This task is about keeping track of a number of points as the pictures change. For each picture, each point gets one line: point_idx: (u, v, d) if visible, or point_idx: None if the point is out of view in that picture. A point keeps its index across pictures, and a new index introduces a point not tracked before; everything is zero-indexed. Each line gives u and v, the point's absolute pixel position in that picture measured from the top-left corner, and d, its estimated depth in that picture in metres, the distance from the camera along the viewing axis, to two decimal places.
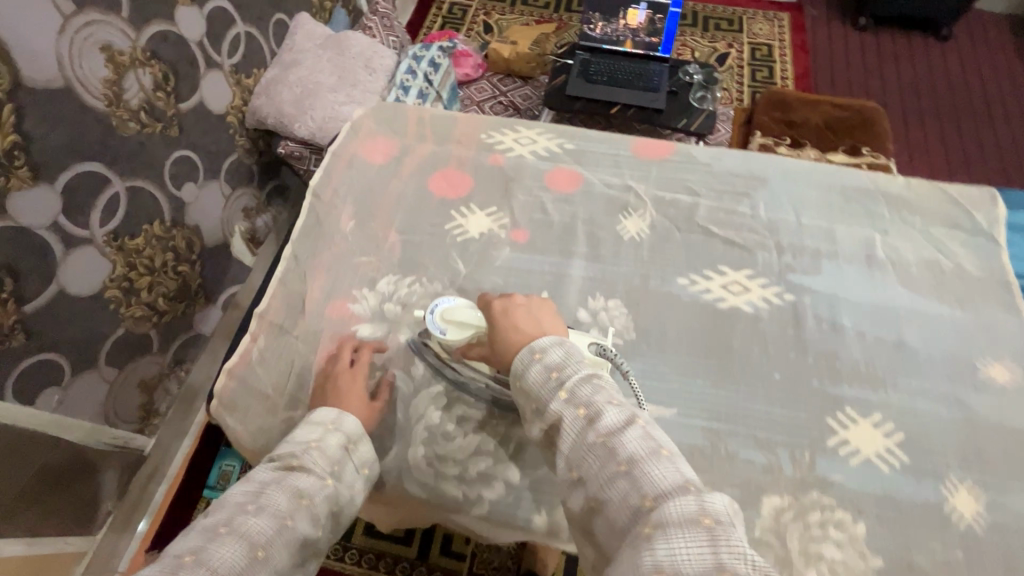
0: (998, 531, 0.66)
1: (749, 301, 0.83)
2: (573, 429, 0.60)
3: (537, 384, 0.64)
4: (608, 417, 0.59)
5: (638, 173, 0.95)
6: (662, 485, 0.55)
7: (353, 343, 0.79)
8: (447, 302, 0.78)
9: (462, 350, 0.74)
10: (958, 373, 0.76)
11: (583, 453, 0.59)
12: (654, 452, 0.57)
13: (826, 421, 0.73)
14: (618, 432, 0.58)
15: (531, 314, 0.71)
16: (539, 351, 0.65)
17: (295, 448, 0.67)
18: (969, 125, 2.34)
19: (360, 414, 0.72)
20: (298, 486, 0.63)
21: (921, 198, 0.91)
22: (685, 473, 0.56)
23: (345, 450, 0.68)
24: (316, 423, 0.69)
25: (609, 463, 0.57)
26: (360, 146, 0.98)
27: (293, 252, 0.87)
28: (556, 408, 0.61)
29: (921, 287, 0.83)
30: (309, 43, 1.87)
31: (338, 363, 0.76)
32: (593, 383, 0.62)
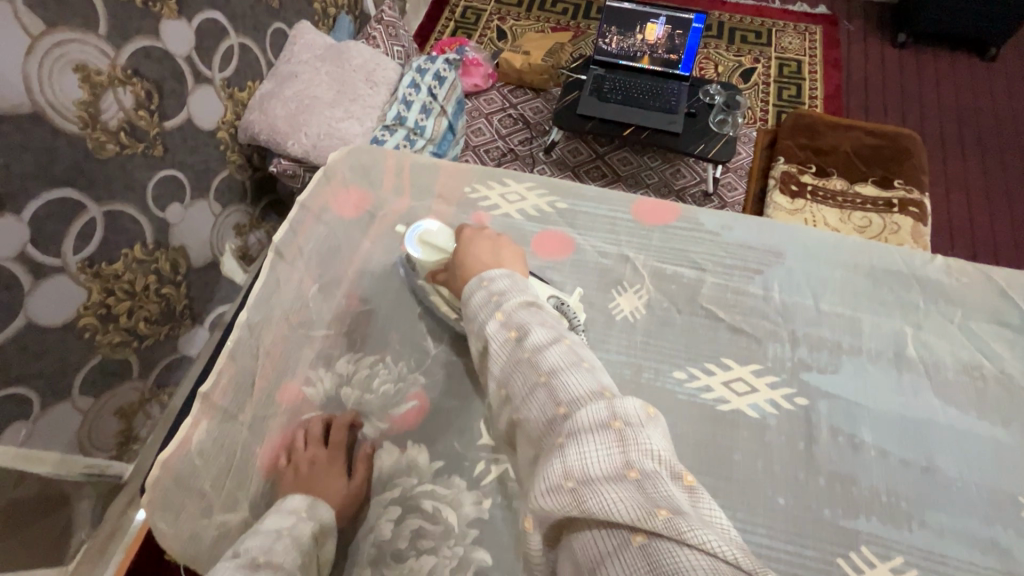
0: None
1: (755, 403, 0.72)
2: (503, 351, 0.62)
3: (477, 308, 0.67)
4: (536, 335, 0.61)
5: (637, 240, 0.84)
6: (576, 391, 0.55)
7: (324, 419, 0.72)
8: (430, 226, 0.81)
9: (434, 274, 0.78)
10: (999, 512, 0.65)
11: (512, 372, 0.60)
12: (575, 365, 0.58)
13: (837, 565, 0.62)
14: (543, 349, 0.60)
15: (496, 247, 0.75)
16: (486, 280, 0.68)
17: (264, 540, 0.59)
18: (1014, 157, 2.16)
19: (334, 497, 0.66)
20: None
21: (962, 286, 0.79)
22: (599, 380, 0.56)
23: (315, 543, 0.62)
24: (287, 510, 0.63)
25: (533, 378, 0.58)
26: (332, 196, 0.89)
27: (247, 320, 0.78)
28: (491, 328, 0.64)
29: (958, 398, 0.72)
30: (308, 54, 1.78)
31: (313, 445, 0.69)
32: (527, 309, 0.64)
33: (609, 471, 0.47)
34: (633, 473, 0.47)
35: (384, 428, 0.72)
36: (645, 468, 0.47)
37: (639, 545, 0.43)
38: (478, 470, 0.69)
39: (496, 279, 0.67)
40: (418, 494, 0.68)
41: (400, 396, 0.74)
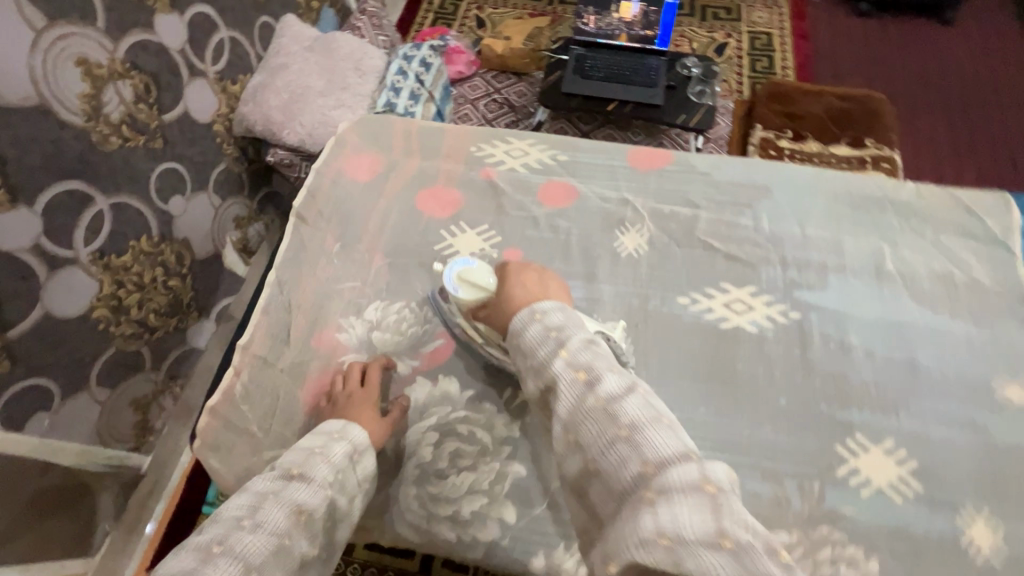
0: (1015, 563, 0.64)
1: (754, 319, 0.79)
2: (570, 395, 0.55)
3: (534, 344, 0.61)
4: (609, 382, 0.54)
5: (635, 185, 0.91)
6: (663, 453, 0.48)
7: (360, 365, 0.75)
8: (467, 263, 0.78)
9: (472, 311, 0.75)
10: (975, 395, 0.73)
11: (581, 417, 0.53)
12: (657, 419, 0.51)
13: (835, 450, 0.70)
14: (619, 399, 0.53)
15: (542, 280, 0.72)
16: (539, 313, 0.63)
17: (297, 456, 0.64)
18: (976, 112, 2.27)
19: (372, 429, 0.69)
20: (298, 499, 0.59)
21: (930, 206, 0.87)
22: (685, 439, 0.50)
23: (350, 461, 0.65)
24: (322, 432, 0.67)
25: (609, 429, 0.51)
26: (345, 162, 0.94)
27: (277, 278, 0.83)
28: (556, 367, 0.57)
29: (933, 302, 0.80)
30: (296, 46, 1.81)
31: (349, 385, 0.73)
32: (591, 348, 0.58)
33: (702, 539, 0.42)
34: (728, 543, 0.41)
35: (415, 364, 0.77)
36: (741, 538, 0.42)
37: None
38: (507, 396, 0.75)
39: (551, 312, 0.62)
40: (453, 420, 0.73)
41: (428, 336, 0.79)
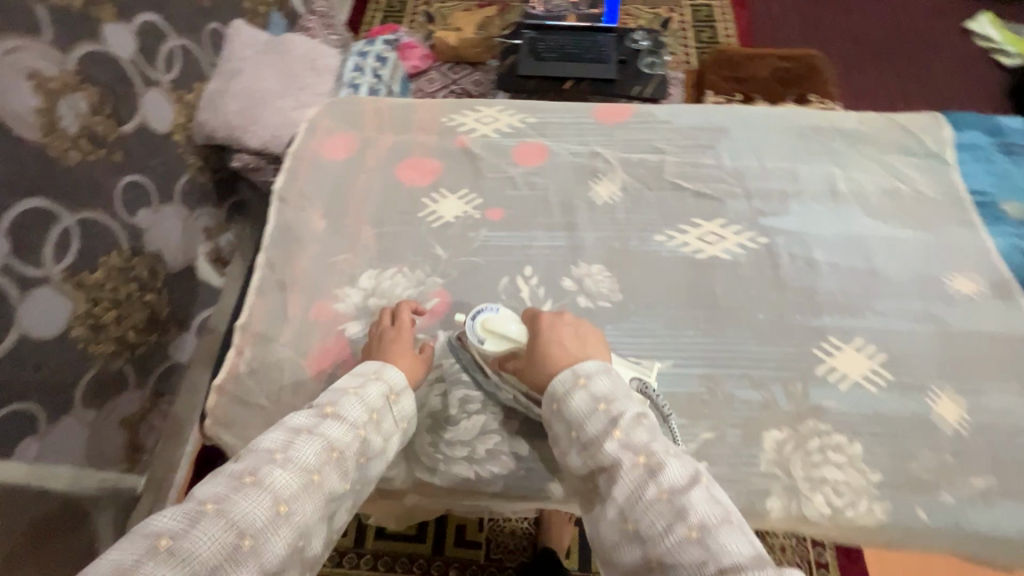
0: (980, 430, 0.71)
1: (727, 248, 0.85)
2: (631, 480, 0.56)
3: (582, 418, 0.62)
4: (672, 473, 0.55)
5: (602, 139, 0.96)
6: (735, 555, 0.49)
7: (391, 309, 0.78)
8: (490, 310, 0.74)
9: (501, 362, 0.72)
10: (930, 291, 0.80)
11: (642, 508, 0.54)
12: (723, 518, 0.52)
13: (813, 353, 0.76)
14: (683, 491, 0.54)
15: (577, 334, 0.70)
16: (583, 377, 0.63)
17: (332, 396, 0.65)
18: (906, 62, 2.41)
19: (407, 368, 0.71)
20: (330, 437, 0.60)
21: (874, 130, 0.94)
22: (754, 537, 0.50)
23: (386, 400, 0.67)
24: (359, 373, 0.69)
25: (675, 524, 0.52)
26: (321, 144, 0.96)
27: (267, 260, 0.85)
28: (611, 449, 0.58)
29: (884, 214, 0.87)
30: (249, 50, 1.80)
31: (383, 327, 0.76)
32: (645, 424, 0.59)
33: None
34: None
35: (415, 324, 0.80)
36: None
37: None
38: None
39: (596, 379, 0.63)
40: (457, 369, 0.76)
41: (424, 297, 0.82)
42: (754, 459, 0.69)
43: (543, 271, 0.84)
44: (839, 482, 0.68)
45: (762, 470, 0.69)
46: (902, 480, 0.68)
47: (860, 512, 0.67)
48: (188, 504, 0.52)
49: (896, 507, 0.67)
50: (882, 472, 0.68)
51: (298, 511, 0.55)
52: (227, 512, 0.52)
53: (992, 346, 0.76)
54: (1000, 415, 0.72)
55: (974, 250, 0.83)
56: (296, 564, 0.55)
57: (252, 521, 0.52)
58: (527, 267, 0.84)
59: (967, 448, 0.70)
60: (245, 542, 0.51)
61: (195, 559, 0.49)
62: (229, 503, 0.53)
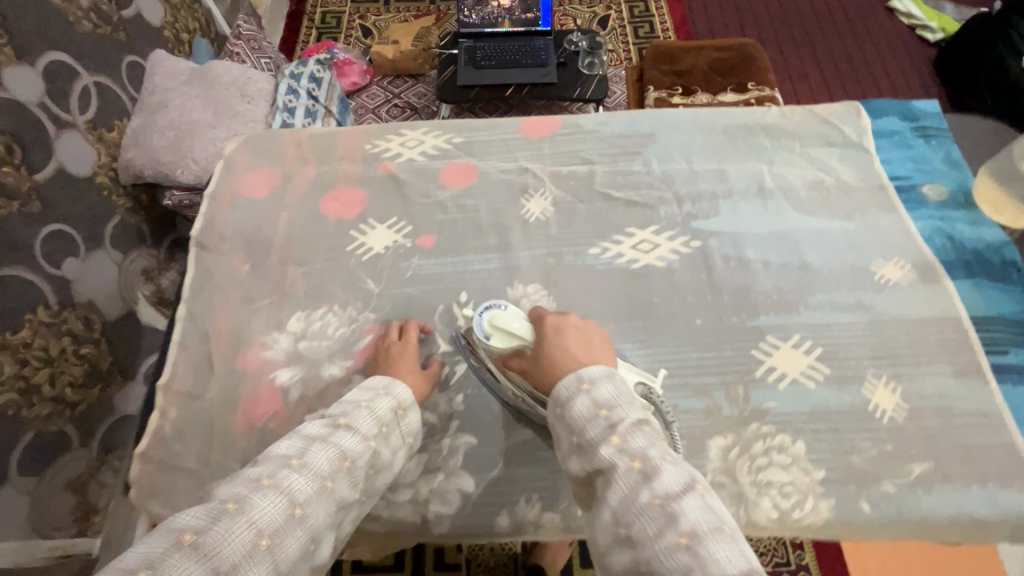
0: (916, 416, 0.72)
1: (661, 255, 0.85)
2: (624, 486, 0.51)
3: (581, 421, 0.56)
4: (668, 478, 0.50)
5: (531, 153, 0.94)
6: (727, 568, 0.44)
7: (398, 323, 0.78)
8: (499, 306, 0.70)
9: (506, 361, 0.69)
10: (860, 280, 0.81)
11: (635, 515, 0.49)
12: (718, 527, 0.47)
13: (752, 354, 0.76)
14: (676, 498, 0.49)
15: (584, 338, 0.65)
16: (587, 382, 0.58)
17: (343, 408, 0.65)
18: (837, 44, 2.47)
19: (413, 384, 0.71)
20: (343, 446, 0.60)
21: (797, 124, 0.95)
22: (748, 549, 0.45)
23: (394, 415, 0.66)
24: (368, 387, 0.68)
25: (666, 531, 0.47)
26: (239, 183, 0.92)
27: (188, 311, 0.81)
28: (607, 453, 0.53)
29: (811, 208, 0.88)
30: (173, 81, 1.72)
31: (389, 340, 0.76)
32: (644, 430, 0.54)
33: None
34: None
35: (349, 364, 0.76)
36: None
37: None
38: (445, 374, 0.76)
39: (601, 384, 0.57)
40: None
41: (357, 335, 0.79)
42: (701, 469, 0.69)
43: (479, 296, 0.82)
44: (785, 484, 0.68)
45: (709, 480, 0.68)
46: (845, 474, 0.68)
47: (807, 512, 0.67)
48: (208, 505, 0.52)
49: (840, 503, 0.67)
50: (825, 469, 0.69)
51: (312, 515, 0.54)
52: (248, 511, 0.51)
53: (923, 330, 0.77)
54: (935, 398, 0.73)
55: (901, 235, 0.85)
56: (305, 566, 0.54)
57: (271, 522, 0.51)
58: (462, 293, 0.82)
59: (904, 434, 0.70)
60: (262, 541, 0.50)
61: (217, 555, 0.47)
62: (249, 502, 0.52)
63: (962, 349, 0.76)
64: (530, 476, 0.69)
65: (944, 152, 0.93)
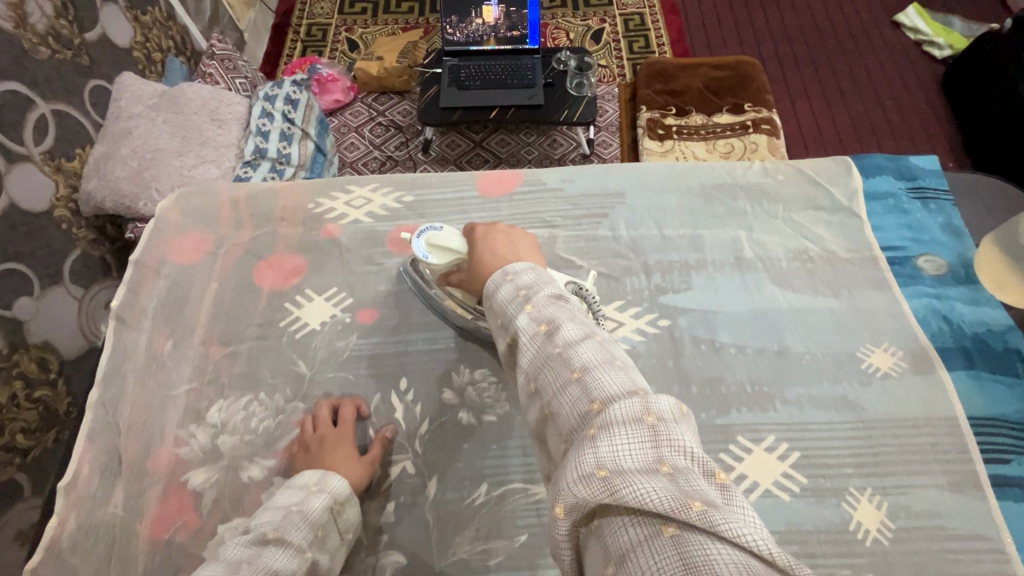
0: (903, 538, 0.63)
1: (625, 336, 0.76)
2: (531, 348, 0.50)
3: (502, 305, 0.55)
4: (568, 330, 0.49)
5: (487, 214, 0.86)
6: (611, 389, 0.43)
7: (333, 404, 0.72)
8: (435, 228, 0.72)
9: (446, 277, 0.71)
10: (844, 371, 0.73)
11: (540, 368, 0.48)
12: (609, 362, 0.47)
13: (720, 459, 0.68)
14: (575, 345, 0.48)
15: (511, 239, 0.66)
16: (511, 274, 0.57)
17: (274, 516, 0.59)
18: (841, 60, 2.35)
19: (349, 474, 0.65)
20: (272, 565, 0.54)
21: (781, 184, 0.87)
22: (637, 376, 0.45)
23: (331, 514, 0.61)
24: (298, 486, 0.62)
25: (562, 373, 0.46)
26: (168, 246, 0.84)
27: (99, 397, 0.72)
28: (520, 322, 0.52)
29: (793, 283, 0.79)
30: (139, 105, 1.63)
31: (322, 428, 0.69)
32: (559, 303, 0.53)
33: (638, 466, 0.37)
34: (666, 468, 0.37)
35: (273, 465, 0.69)
36: (679, 463, 0.38)
37: (671, 538, 0.34)
38: (380, 477, 0.68)
39: (522, 271, 0.56)
40: None
41: (283, 429, 0.71)
42: None
43: (422, 382, 0.74)
44: None
45: None
46: None
47: None
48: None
49: None
50: None
51: None
52: None
53: (913, 433, 0.69)
54: (925, 516, 0.64)
55: (892, 317, 0.76)
56: None
57: None
58: (402, 379, 0.74)
59: (890, 562, 0.62)
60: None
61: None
62: None
63: (956, 455, 0.67)
64: None
65: (943, 218, 0.84)
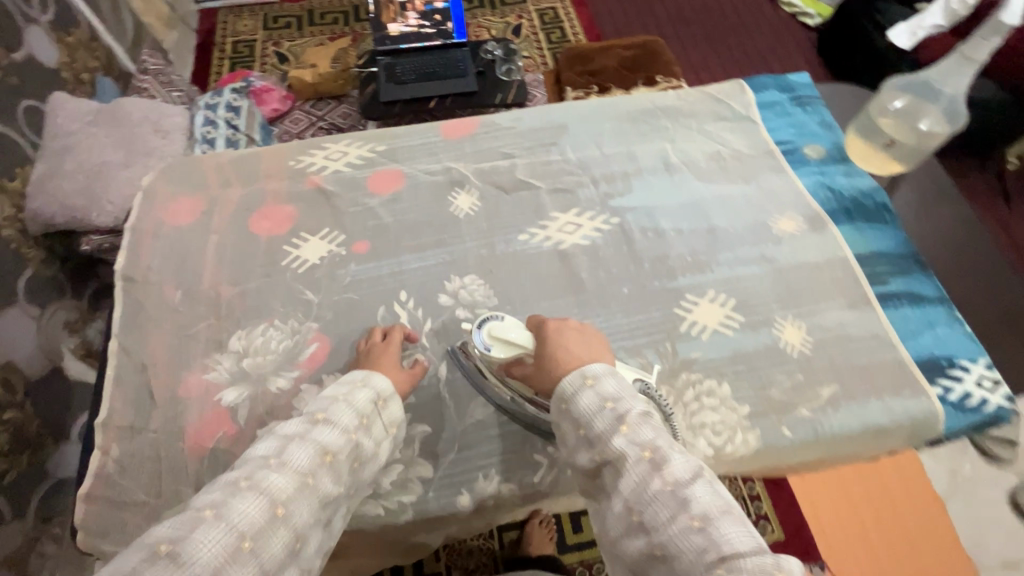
0: (820, 345, 0.81)
1: (585, 234, 0.91)
2: (635, 473, 0.54)
3: (587, 414, 0.58)
4: (676, 468, 0.53)
5: (453, 153, 0.99)
6: (739, 547, 0.48)
7: (383, 328, 0.79)
8: (496, 319, 0.72)
9: (507, 369, 0.71)
10: (760, 236, 0.91)
11: (648, 501, 0.52)
12: (727, 511, 0.51)
13: (675, 312, 0.83)
14: (687, 485, 0.52)
15: (584, 339, 0.68)
16: (590, 377, 0.60)
17: (322, 403, 0.64)
18: (732, 33, 2.66)
19: (394, 380, 0.72)
20: (321, 441, 0.60)
21: (691, 104, 1.05)
22: (756, 533, 0.49)
23: (375, 407, 0.66)
24: (345, 381, 0.67)
25: (679, 515, 0.51)
26: (161, 212, 0.91)
27: (121, 344, 0.79)
28: (618, 445, 0.55)
29: (711, 176, 0.97)
30: (76, 123, 1.51)
31: (373, 342, 0.77)
32: (651, 422, 0.56)
33: None
34: None
35: (296, 375, 0.77)
36: None
37: None
38: None
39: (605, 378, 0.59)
40: None
41: (302, 345, 0.79)
42: None
43: (417, 294, 0.85)
44: (716, 423, 0.74)
45: None
46: (767, 407, 0.76)
47: (738, 445, 0.73)
48: (186, 513, 0.52)
49: (767, 430, 0.74)
50: (749, 405, 0.76)
51: (295, 513, 0.55)
52: (227, 516, 0.52)
53: (819, 273, 0.87)
54: (834, 329, 0.82)
55: (790, 192, 0.95)
56: (292, 568, 0.54)
57: (250, 524, 0.52)
58: (402, 292, 0.85)
59: (812, 364, 0.79)
60: (244, 544, 0.51)
61: (196, 561, 0.49)
62: (227, 508, 0.52)
63: (851, 283, 0.86)
64: (484, 453, 0.73)
65: (819, 116, 1.06)
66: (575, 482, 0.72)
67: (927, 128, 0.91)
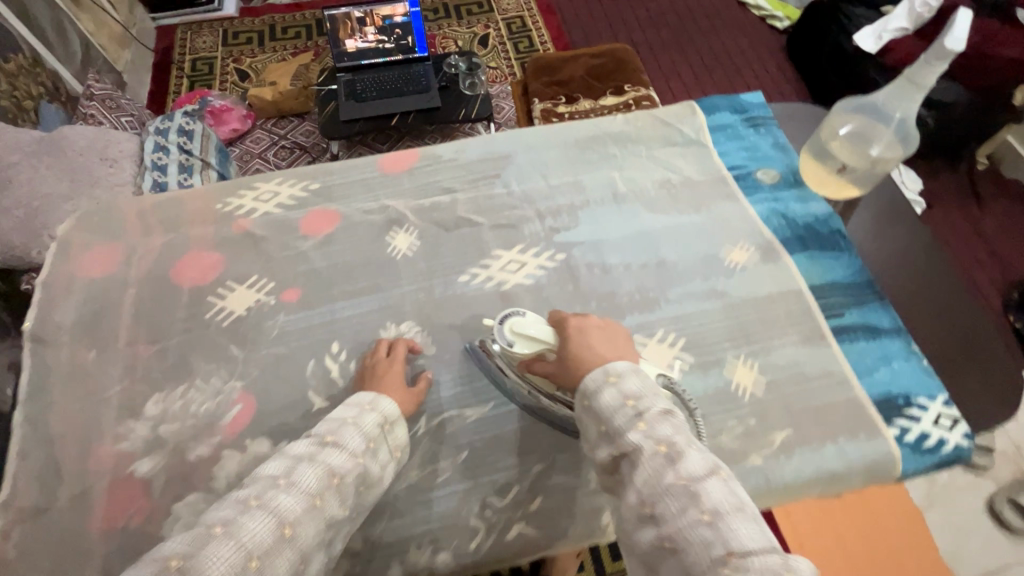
0: (772, 387, 0.77)
1: (528, 273, 0.86)
2: (649, 466, 0.50)
3: (608, 411, 0.54)
4: (692, 461, 0.49)
5: (392, 188, 0.94)
6: (749, 546, 0.44)
7: (389, 341, 0.78)
8: (518, 315, 0.71)
9: (527, 366, 0.68)
10: (711, 268, 0.87)
11: (659, 495, 0.48)
12: (740, 509, 0.47)
13: None
14: (701, 480, 0.48)
15: (608, 336, 0.64)
16: (614, 374, 0.56)
17: (330, 424, 0.62)
18: (701, 39, 2.64)
19: (399, 400, 0.70)
20: (331, 463, 0.58)
21: (640, 129, 1.02)
22: (771, 535, 0.45)
23: (382, 430, 0.64)
24: (353, 403, 0.65)
25: (689, 508, 0.47)
26: (76, 264, 0.85)
27: (26, 415, 0.74)
28: (635, 438, 0.51)
29: (660, 206, 0.93)
30: (15, 153, 1.37)
31: (378, 357, 0.76)
32: (671, 419, 0.52)
33: None
34: None
35: (217, 441, 0.72)
36: None
37: None
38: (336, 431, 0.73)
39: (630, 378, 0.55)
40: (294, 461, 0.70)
41: (224, 406, 0.74)
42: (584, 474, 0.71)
43: (352, 344, 0.80)
44: None
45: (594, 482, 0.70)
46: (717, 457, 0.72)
47: None
48: (194, 530, 0.51)
49: None
50: None
51: (302, 534, 0.53)
52: (236, 535, 0.50)
53: (770, 307, 0.84)
54: (788, 367, 0.79)
55: (742, 220, 0.92)
56: None
57: (258, 542, 0.51)
58: (334, 343, 0.80)
59: (764, 405, 0.76)
60: (252, 563, 0.50)
61: None
62: (236, 525, 0.51)
63: (804, 316, 0.83)
64: (417, 519, 0.68)
65: (771, 138, 1.04)
66: (515, 548, 0.67)
67: (879, 153, 0.89)
